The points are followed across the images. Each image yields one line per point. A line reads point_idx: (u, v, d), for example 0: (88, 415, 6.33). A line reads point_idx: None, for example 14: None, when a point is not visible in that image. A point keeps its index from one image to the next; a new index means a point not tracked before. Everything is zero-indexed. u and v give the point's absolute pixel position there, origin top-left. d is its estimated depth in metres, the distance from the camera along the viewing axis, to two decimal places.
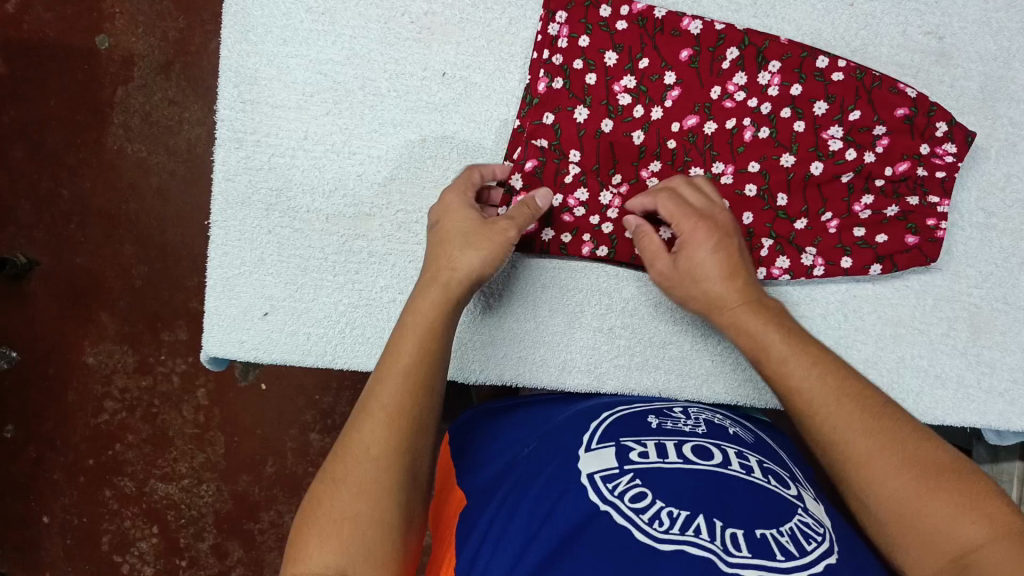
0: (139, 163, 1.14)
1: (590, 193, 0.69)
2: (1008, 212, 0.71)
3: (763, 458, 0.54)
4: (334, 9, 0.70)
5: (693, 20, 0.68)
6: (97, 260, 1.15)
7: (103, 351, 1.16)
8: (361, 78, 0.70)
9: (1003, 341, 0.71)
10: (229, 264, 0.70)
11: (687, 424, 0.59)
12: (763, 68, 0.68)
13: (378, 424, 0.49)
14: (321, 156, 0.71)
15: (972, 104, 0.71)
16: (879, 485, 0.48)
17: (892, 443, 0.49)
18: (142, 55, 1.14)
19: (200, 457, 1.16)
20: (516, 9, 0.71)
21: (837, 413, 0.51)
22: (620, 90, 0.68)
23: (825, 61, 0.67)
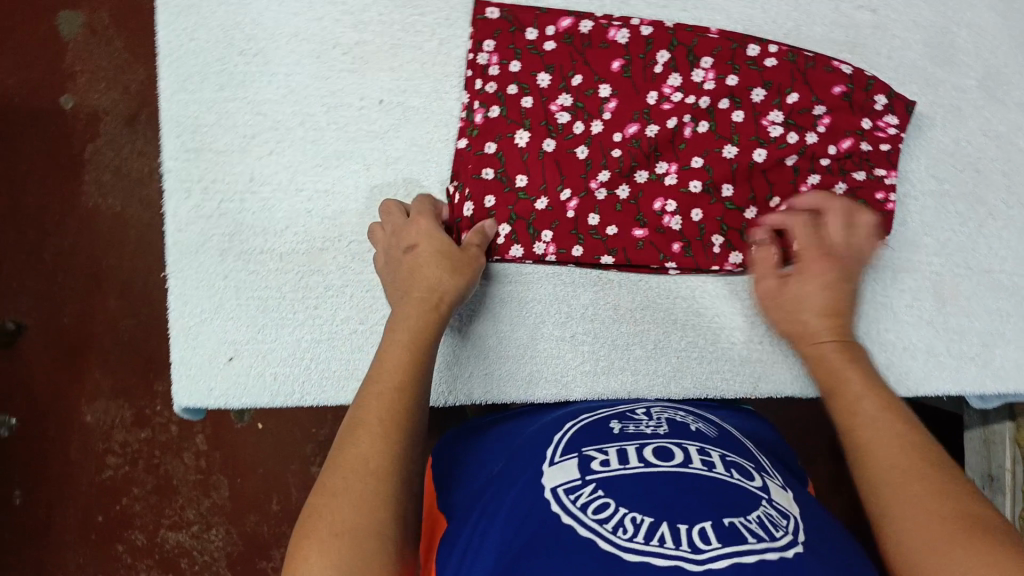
0: (115, 217, 1.16)
1: (524, 247, 0.68)
2: (961, 177, 0.70)
3: (726, 453, 0.52)
4: (266, 49, 0.70)
5: (619, 29, 0.69)
6: (85, 316, 1.16)
7: (100, 408, 1.17)
8: (299, 114, 0.70)
9: (969, 306, 0.70)
10: (189, 313, 0.71)
11: (649, 426, 0.56)
12: (696, 65, 0.68)
13: (372, 437, 0.49)
14: (269, 197, 0.71)
15: (913, 72, 0.70)
16: (902, 517, 0.47)
17: (926, 485, 0.48)
18: (107, 110, 1.16)
19: (207, 501, 1.17)
20: (445, 29, 0.71)
21: (901, 448, 0.51)
22: (558, 109, 0.68)
23: (755, 49, 0.68)
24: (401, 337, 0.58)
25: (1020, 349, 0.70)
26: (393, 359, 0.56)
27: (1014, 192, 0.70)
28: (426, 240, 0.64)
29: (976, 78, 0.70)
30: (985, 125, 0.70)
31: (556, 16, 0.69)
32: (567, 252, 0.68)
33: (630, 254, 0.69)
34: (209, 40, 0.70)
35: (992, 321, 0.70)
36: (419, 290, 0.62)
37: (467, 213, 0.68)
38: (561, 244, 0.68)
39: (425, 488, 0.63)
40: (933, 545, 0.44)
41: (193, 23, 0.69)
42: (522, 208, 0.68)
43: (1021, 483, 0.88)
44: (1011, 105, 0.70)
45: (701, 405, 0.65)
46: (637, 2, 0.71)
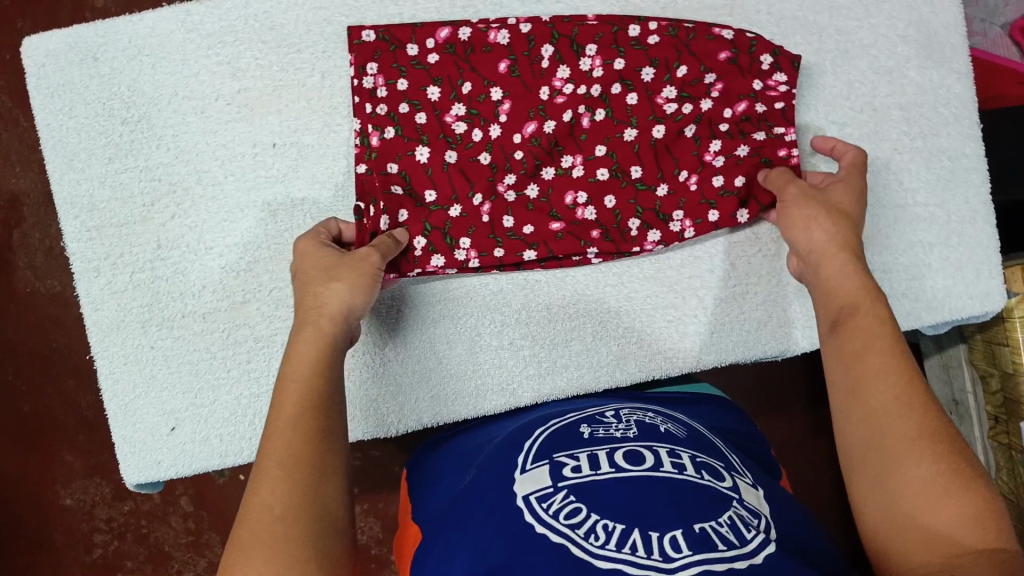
0: (56, 299, 1.12)
1: (444, 257, 0.68)
2: (860, 118, 0.70)
3: (697, 453, 0.50)
4: (148, 114, 0.69)
5: (499, 32, 0.68)
6: (47, 402, 1.12)
7: (77, 489, 1.13)
8: (194, 172, 0.69)
9: (891, 244, 0.70)
10: (122, 391, 0.70)
11: (618, 430, 0.54)
12: (581, 54, 0.68)
13: (276, 481, 0.48)
14: (179, 260, 0.69)
15: (794, 24, 0.70)
16: (906, 463, 0.47)
17: (928, 427, 0.48)
18: (26, 192, 1.10)
19: (203, 561, 1.11)
20: (325, 61, 0.70)
21: (901, 380, 0.50)
22: (453, 120, 0.68)
23: (637, 29, 0.68)
24: (304, 360, 0.55)
25: (948, 276, 0.70)
26: (288, 394, 0.53)
27: (914, 123, 0.70)
28: (309, 258, 0.61)
29: (856, 18, 0.70)
30: (874, 64, 0.70)
31: (434, 28, 0.68)
32: (488, 254, 0.68)
33: (550, 246, 0.69)
34: (86, 116, 0.68)
35: (916, 254, 0.70)
36: (309, 312, 0.58)
37: (382, 227, 0.66)
38: (481, 248, 0.68)
39: (401, 516, 0.62)
40: (932, 497, 0.45)
41: (68, 101, 0.68)
42: (434, 219, 0.68)
43: (983, 402, 0.88)
44: (896, 39, 0.71)
45: (656, 397, 0.65)
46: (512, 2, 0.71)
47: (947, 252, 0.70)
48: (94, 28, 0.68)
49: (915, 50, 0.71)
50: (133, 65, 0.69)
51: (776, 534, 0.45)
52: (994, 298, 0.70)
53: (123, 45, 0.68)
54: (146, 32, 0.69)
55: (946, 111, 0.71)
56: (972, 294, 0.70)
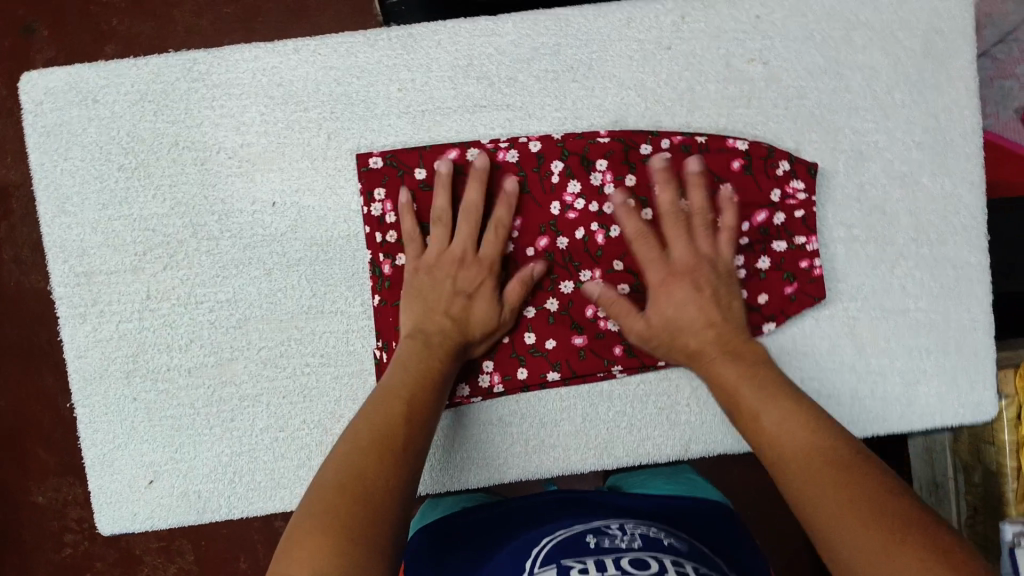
0: (39, 295, 1.08)
1: (470, 384, 0.69)
2: (869, 220, 0.69)
3: (700, 565, 0.50)
4: (147, 162, 0.67)
5: (507, 149, 0.67)
6: (24, 399, 1.09)
7: (50, 488, 1.10)
8: (190, 225, 0.67)
9: (889, 348, 0.70)
10: (101, 441, 0.68)
11: (623, 539, 0.52)
12: (592, 169, 0.67)
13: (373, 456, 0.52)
14: (168, 313, 0.68)
15: (811, 121, 0.69)
16: (837, 545, 0.49)
17: (842, 497, 0.50)
18: (17, 184, 1.06)
19: (172, 568, 1.10)
20: (333, 122, 0.68)
21: (805, 469, 0.53)
22: None
23: (649, 145, 0.67)
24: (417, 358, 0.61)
25: (944, 383, 0.71)
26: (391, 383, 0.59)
27: (922, 230, 0.70)
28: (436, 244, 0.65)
29: (873, 120, 0.69)
30: (887, 167, 0.69)
31: (441, 150, 0.67)
32: (513, 377, 0.69)
33: (573, 364, 0.69)
34: (83, 159, 0.67)
35: (913, 360, 0.70)
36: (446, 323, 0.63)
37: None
38: (505, 370, 0.69)
39: None
40: (869, 561, 0.47)
41: (64, 143, 0.67)
42: None
43: (962, 490, 0.89)
44: (913, 143, 0.69)
45: (660, 498, 0.65)
46: (525, 77, 0.68)
47: (944, 360, 0.70)
48: (96, 71, 0.67)
49: (929, 156, 0.69)
50: (134, 111, 0.67)
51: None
52: (986, 408, 0.71)
53: (125, 90, 0.67)
54: (151, 78, 0.67)
55: (956, 221, 0.70)
56: (963, 403, 0.71)
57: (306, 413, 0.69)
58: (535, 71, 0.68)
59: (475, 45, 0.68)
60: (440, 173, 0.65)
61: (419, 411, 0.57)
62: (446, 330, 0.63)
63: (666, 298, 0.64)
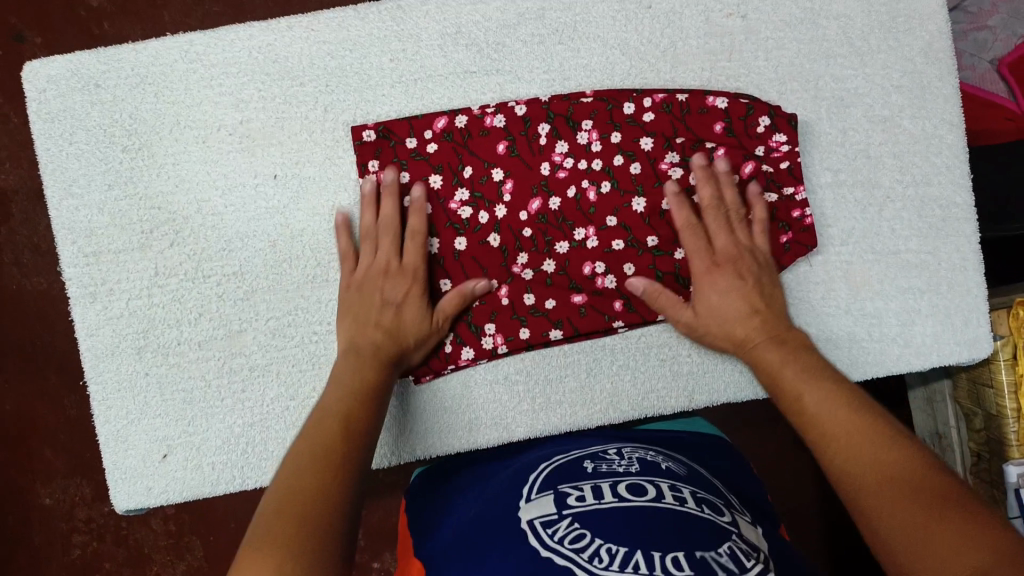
0: (42, 297, 1.09)
1: (473, 347, 0.70)
2: (855, 165, 0.71)
3: (697, 489, 0.53)
4: (150, 142, 0.69)
5: (494, 115, 0.69)
6: (28, 401, 1.09)
7: (58, 489, 1.10)
8: (193, 202, 0.69)
9: (882, 289, 0.72)
10: (114, 417, 0.70)
11: (620, 465, 0.56)
12: (578, 129, 0.69)
13: (303, 460, 0.53)
14: (177, 288, 0.69)
15: (793, 71, 0.70)
16: (875, 512, 0.49)
17: (876, 467, 0.51)
18: (16, 189, 1.08)
19: (181, 565, 1.10)
20: (327, 94, 0.69)
21: (846, 439, 0.54)
22: (458, 206, 0.69)
23: (632, 105, 0.69)
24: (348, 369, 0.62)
25: (938, 321, 0.72)
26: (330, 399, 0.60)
27: (907, 172, 0.72)
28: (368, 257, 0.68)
29: (853, 67, 0.71)
30: (869, 112, 0.71)
31: (430, 119, 0.69)
32: (515, 337, 0.70)
33: (575, 322, 0.70)
34: (86, 142, 0.69)
35: (907, 300, 0.72)
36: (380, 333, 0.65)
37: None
38: (507, 332, 0.70)
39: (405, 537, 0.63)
40: (905, 535, 0.47)
41: (68, 128, 0.68)
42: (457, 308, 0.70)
43: (964, 439, 0.91)
44: (892, 88, 0.71)
45: (659, 437, 0.66)
46: (512, 41, 0.70)
47: (937, 298, 0.72)
48: (95, 56, 0.68)
49: (909, 99, 0.71)
50: (135, 94, 0.69)
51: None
52: (981, 344, 0.73)
53: (126, 73, 0.69)
54: (149, 61, 0.69)
55: (938, 161, 0.72)
56: (959, 340, 0.72)
57: (315, 379, 0.70)
58: (521, 35, 0.70)
59: (461, 12, 0.70)
60: (388, 183, 0.67)
61: (359, 416, 0.58)
62: (381, 336, 0.65)
63: (705, 287, 0.66)
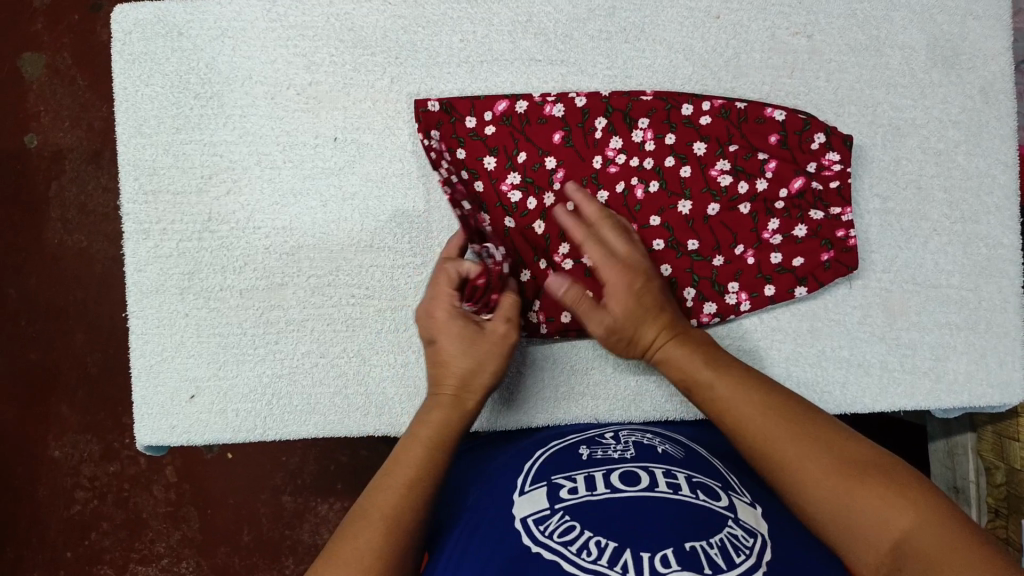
0: (81, 254, 1.10)
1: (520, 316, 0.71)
2: (903, 194, 0.72)
3: (693, 473, 0.52)
4: (220, 93, 0.72)
5: (554, 104, 0.71)
6: (53, 353, 1.10)
7: (69, 443, 1.10)
8: (254, 153, 0.72)
9: (920, 321, 0.71)
10: (149, 352, 0.72)
11: (616, 451, 0.57)
12: (634, 127, 0.70)
13: (392, 488, 0.53)
14: (226, 236, 0.71)
15: (851, 94, 0.72)
16: (810, 485, 0.49)
17: (816, 461, 0.49)
18: (71, 148, 1.10)
19: (177, 534, 1.09)
20: (395, 67, 0.72)
21: (764, 434, 0.53)
22: (508, 189, 0.70)
23: (690, 107, 0.70)
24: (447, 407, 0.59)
25: (972, 361, 0.71)
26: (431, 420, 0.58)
27: (956, 207, 0.72)
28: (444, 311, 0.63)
29: (911, 97, 0.72)
30: (923, 143, 0.72)
31: (493, 101, 0.71)
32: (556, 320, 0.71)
33: None
34: (162, 86, 0.72)
35: (942, 335, 0.71)
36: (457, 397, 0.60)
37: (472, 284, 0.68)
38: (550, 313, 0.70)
39: None
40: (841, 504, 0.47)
41: (147, 70, 0.72)
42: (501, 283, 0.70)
43: (984, 494, 0.88)
44: (949, 123, 0.72)
45: (668, 429, 0.66)
46: (580, 35, 0.72)
47: (973, 337, 0.71)
48: (183, 6, 0.72)
49: (965, 135, 0.72)
50: (215, 45, 0.72)
51: (771, 556, 0.45)
52: (1014, 390, 0.71)
53: (209, 25, 0.72)
54: (232, 16, 0.72)
55: (989, 200, 0.72)
56: (992, 383, 0.71)
57: (347, 340, 0.72)
58: (590, 30, 0.72)
59: (534, 3, 0.72)
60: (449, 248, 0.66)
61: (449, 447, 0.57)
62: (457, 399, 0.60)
63: (616, 285, 0.62)
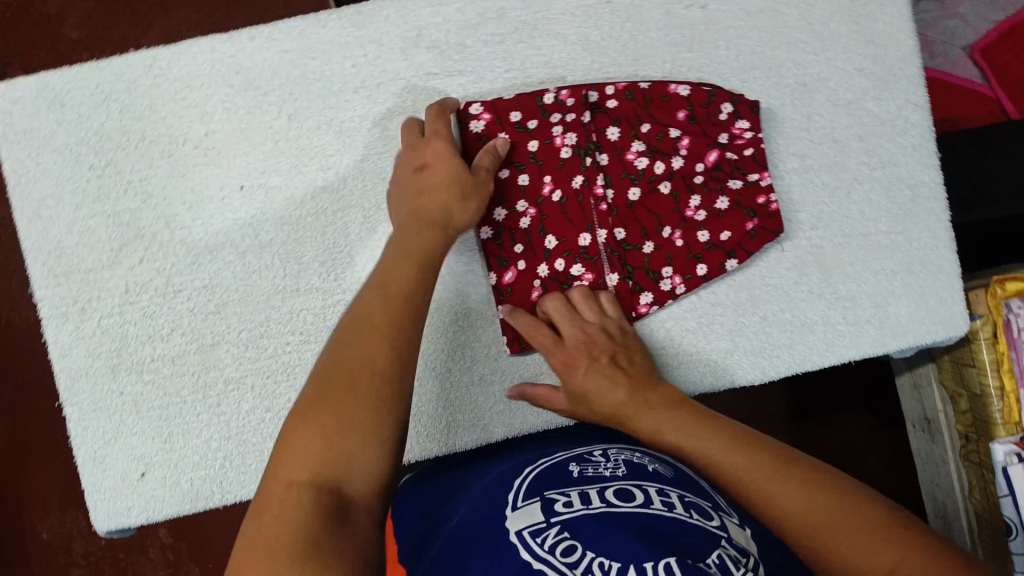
0: (28, 332, 1.06)
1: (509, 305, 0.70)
2: (820, 149, 0.71)
3: (685, 492, 0.53)
4: (116, 159, 0.69)
5: (478, 111, 0.68)
6: (18, 437, 1.06)
7: (52, 524, 1.06)
8: (162, 216, 0.69)
9: (854, 272, 0.71)
10: (92, 437, 0.69)
11: (607, 467, 0.56)
12: (551, 123, 0.69)
13: (301, 455, 0.49)
14: (147, 305, 0.69)
15: (754, 59, 0.71)
16: (777, 499, 0.52)
17: (730, 451, 0.56)
18: None
19: None
20: (291, 103, 0.70)
21: (710, 451, 0.57)
22: (515, 175, 0.69)
23: (597, 93, 0.69)
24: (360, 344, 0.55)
25: (912, 302, 0.72)
26: (347, 365, 0.53)
27: (873, 154, 0.72)
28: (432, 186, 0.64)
29: (814, 52, 0.71)
30: (833, 96, 0.71)
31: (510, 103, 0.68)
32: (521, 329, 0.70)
33: None
34: (54, 162, 0.69)
35: (879, 282, 0.72)
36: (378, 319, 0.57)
37: (486, 244, 0.69)
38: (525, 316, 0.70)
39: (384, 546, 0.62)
40: (772, 489, 0.53)
41: (35, 148, 0.69)
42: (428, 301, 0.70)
43: (953, 422, 0.89)
44: (855, 72, 0.72)
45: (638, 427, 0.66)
46: (474, 42, 0.70)
47: (910, 278, 0.72)
48: (61, 75, 0.68)
49: (872, 81, 0.72)
50: (100, 111, 0.69)
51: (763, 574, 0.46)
52: (958, 323, 0.72)
53: (90, 91, 0.69)
54: (113, 79, 0.69)
55: (904, 141, 0.72)
56: (934, 320, 0.72)
57: (291, 390, 0.70)
58: (483, 36, 0.70)
59: (421, 15, 0.70)
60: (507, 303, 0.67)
61: (366, 381, 0.52)
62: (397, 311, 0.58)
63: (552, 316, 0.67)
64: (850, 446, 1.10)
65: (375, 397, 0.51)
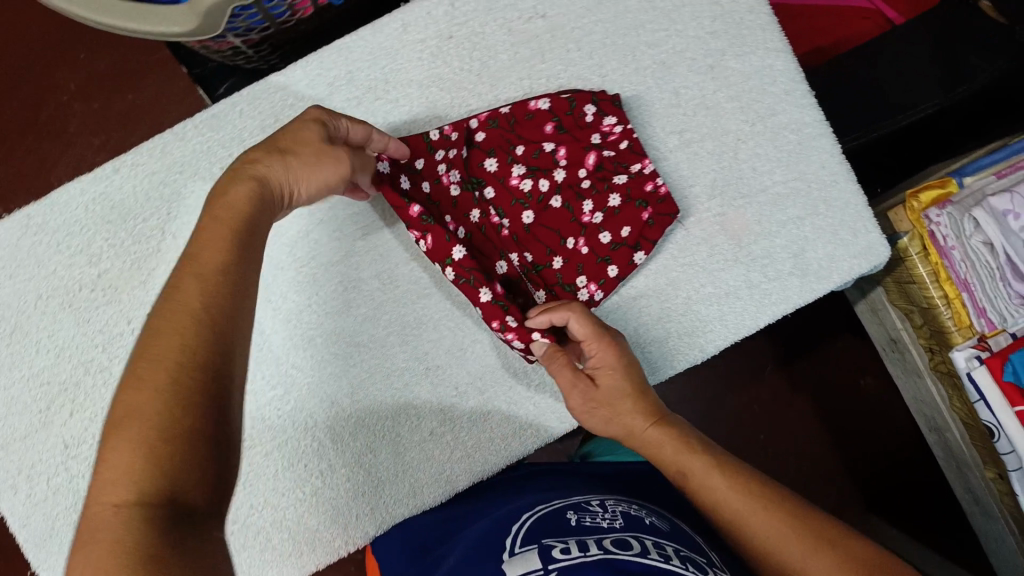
0: None
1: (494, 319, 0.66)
2: (696, 120, 0.71)
3: (679, 546, 0.53)
4: (20, 322, 0.69)
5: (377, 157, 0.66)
6: None
7: None
8: (79, 364, 0.70)
9: (763, 228, 0.71)
10: None
11: (604, 518, 0.56)
12: (438, 163, 0.68)
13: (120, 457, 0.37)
14: (91, 453, 0.69)
15: (607, 51, 0.71)
16: (755, 524, 0.54)
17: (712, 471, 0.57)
18: None
19: None
20: (172, 222, 0.70)
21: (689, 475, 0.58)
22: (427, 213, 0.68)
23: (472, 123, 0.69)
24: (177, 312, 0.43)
25: (829, 242, 0.71)
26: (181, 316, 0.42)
27: (749, 109, 0.72)
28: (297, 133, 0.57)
29: (663, 29, 0.71)
30: (693, 66, 0.72)
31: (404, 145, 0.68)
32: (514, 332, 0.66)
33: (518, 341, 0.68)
34: None
35: (790, 231, 0.71)
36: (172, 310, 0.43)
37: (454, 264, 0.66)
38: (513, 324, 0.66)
39: None
40: (752, 511, 0.54)
41: None
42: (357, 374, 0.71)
43: (915, 337, 0.88)
44: (708, 36, 0.72)
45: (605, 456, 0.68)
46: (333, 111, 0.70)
47: (820, 218, 0.71)
48: None
49: (727, 41, 0.72)
50: None
51: None
52: (879, 250, 0.71)
53: None
54: None
55: (775, 89, 0.72)
56: (854, 253, 0.71)
57: (249, 496, 0.69)
58: (339, 103, 0.70)
59: (275, 101, 0.70)
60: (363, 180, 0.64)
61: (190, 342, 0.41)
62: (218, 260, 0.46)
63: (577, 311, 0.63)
64: (837, 381, 1.09)
65: (194, 384, 0.40)
